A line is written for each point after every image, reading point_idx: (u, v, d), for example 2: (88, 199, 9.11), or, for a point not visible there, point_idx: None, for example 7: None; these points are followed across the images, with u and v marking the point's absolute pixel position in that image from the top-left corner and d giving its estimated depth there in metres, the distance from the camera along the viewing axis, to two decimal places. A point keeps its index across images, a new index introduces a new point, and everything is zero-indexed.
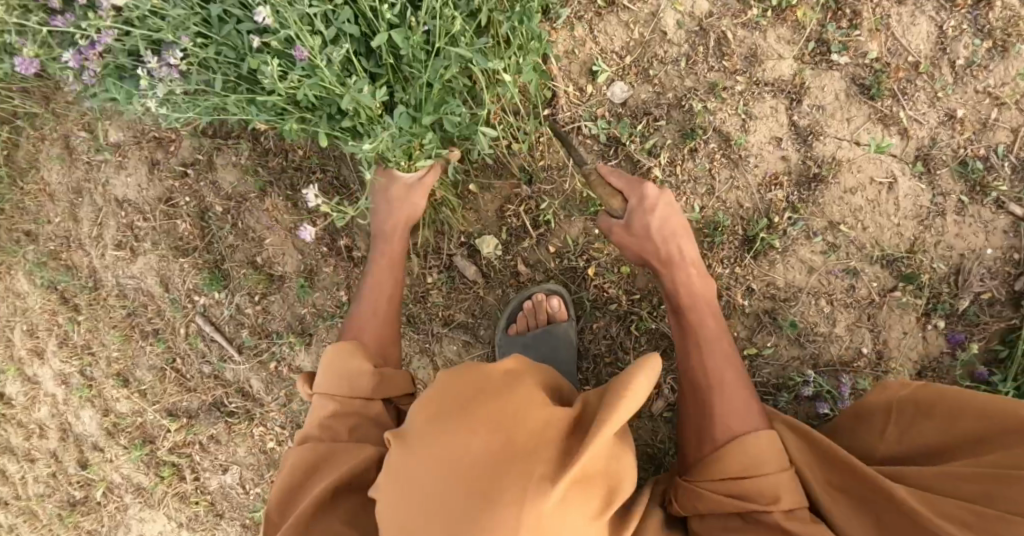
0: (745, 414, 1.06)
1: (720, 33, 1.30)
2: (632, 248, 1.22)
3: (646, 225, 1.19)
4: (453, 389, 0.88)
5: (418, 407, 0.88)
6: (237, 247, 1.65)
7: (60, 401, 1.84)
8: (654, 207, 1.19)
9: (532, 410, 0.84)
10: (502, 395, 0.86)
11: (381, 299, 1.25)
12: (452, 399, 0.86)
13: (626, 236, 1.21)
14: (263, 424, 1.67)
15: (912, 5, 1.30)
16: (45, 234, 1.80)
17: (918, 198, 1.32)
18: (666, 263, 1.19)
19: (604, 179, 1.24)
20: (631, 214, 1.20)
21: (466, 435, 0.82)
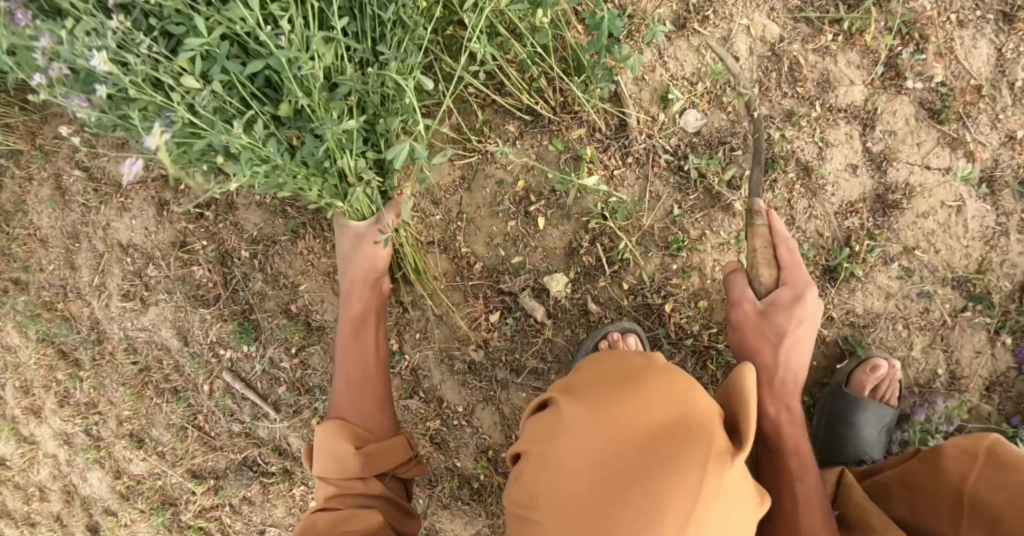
0: None
1: (792, 59, 1.31)
2: (751, 347, 1.19)
3: (779, 327, 1.17)
4: (617, 365, 0.92)
5: (587, 379, 0.92)
6: (268, 295, 1.53)
7: (63, 463, 1.72)
8: (800, 316, 1.16)
9: (702, 393, 0.87)
10: (670, 374, 0.89)
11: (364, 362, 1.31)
12: (618, 373, 0.91)
13: (753, 330, 1.19)
14: (304, 484, 1.57)
15: (972, 28, 1.30)
16: (37, 283, 1.65)
17: (983, 219, 1.32)
18: (780, 389, 1.18)
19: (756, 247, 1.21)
20: (771, 307, 1.18)
21: (636, 402, 0.85)
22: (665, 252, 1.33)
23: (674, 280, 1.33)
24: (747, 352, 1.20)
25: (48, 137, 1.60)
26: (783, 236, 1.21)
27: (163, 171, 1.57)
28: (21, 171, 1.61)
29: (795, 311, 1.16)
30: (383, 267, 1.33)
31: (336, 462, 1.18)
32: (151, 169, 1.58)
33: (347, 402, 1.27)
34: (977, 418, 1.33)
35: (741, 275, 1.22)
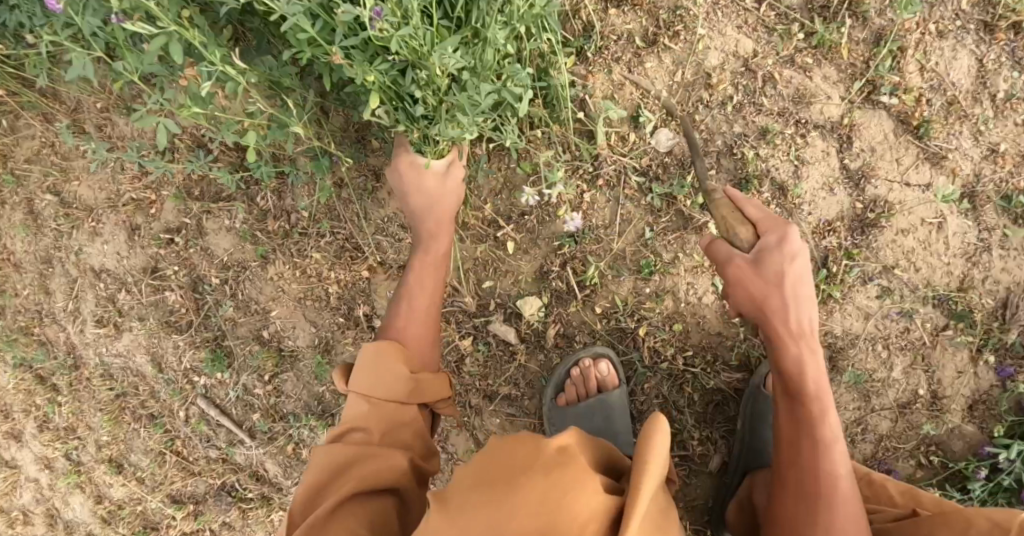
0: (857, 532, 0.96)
1: (767, 73, 1.27)
2: (747, 295, 1.00)
3: (780, 274, 0.99)
4: (501, 453, 0.81)
5: (467, 466, 0.82)
6: (241, 322, 1.51)
7: (45, 487, 1.71)
8: (796, 255, 0.99)
9: (584, 495, 0.76)
10: (552, 471, 0.77)
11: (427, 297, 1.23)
12: (495, 467, 0.79)
13: (751, 277, 1.00)
14: (283, 509, 1.55)
15: (952, 39, 1.27)
16: (13, 308, 1.64)
17: (965, 235, 1.29)
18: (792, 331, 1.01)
19: (734, 203, 1.05)
20: (762, 252, 1.00)
21: (505, 508, 0.75)
22: (637, 276, 1.31)
23: (647, 304, 1.31)
24: (753, 301, 1.01)
25: (17, 160, 1.58)
26: (742, 198, 1.06)
27: (133, 195, 1.55)
28: None
29: (785, 254, 0.99)
30: (454, 208, 1.27)
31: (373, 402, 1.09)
32: (121, 193, 1.56)
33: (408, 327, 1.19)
34: (959, 438, 1.31)
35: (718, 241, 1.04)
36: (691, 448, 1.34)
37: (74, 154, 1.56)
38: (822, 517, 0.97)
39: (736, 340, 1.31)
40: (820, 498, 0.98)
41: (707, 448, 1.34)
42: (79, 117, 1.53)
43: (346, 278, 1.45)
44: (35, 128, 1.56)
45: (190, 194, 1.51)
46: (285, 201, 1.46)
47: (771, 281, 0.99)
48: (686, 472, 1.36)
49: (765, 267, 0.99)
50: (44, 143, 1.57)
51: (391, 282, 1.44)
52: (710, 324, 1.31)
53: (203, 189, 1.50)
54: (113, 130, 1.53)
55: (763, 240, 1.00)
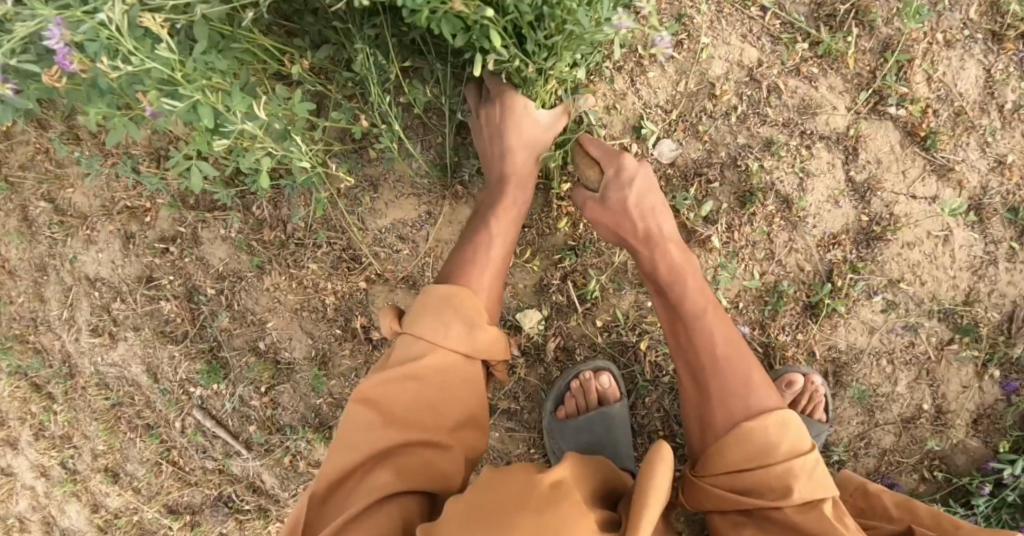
0: (751, 389, 0.97)
1: (772, 83, 1.25)
2: (607, 224, 1.12)
3: (622, 197, 1.09)
4: (496, 486, 0.81)
5: (458, 507, 0.81)
6: (237, 332, 1.49)
7: (42, 494, 1.70)
8: (632, 176, 1.10)
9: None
10: (544, 512, 0.75)
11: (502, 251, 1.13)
12: (490, 501, 0.79)
13: (601, 211, 1.11)
14: (280, 520, 1.54)
15: (961, 48, 1.24)
16: (8, 315, 1.62)
17: (971, 248, 1.27)
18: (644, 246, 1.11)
19: (582, 147, 1.17)
20: (606, 186, 1.11)
21: None
22: (638, 289, 1.30)
23: (649, 318, 1.30)
24: (611, 233, 1.12)
25: (12, 165, 1.55)
26: (588, 138, 1.18)
27: (127, 203, 1.53)
28: None
29: (625, 177, 1.10)
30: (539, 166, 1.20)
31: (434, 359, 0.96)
32: (116, 200, 1.54)
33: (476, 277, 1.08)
34: (963, 453, 1.29)
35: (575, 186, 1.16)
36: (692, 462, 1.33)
37: (68, 160, 1.54)
38: (713, 385, 0.99)
39: None
40: (715, 389, 0.98)
41: None
42: (73, 124, 1.51)
43: (343, 289, 1.43)
44: (30, 134, 1.53)
45: (184, 203, 1.49)
46: (281, 211, 1.43)
47: (616, 206, 1.10)
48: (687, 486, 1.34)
49: (609, 199, 1.10)
50: (39, 149, 1.54)
51: (388, 293, 1.42)
52: None
53: (198, 198, 1.48)
54: (107, 136, 1.50)
55: (605, 175, 1.12)
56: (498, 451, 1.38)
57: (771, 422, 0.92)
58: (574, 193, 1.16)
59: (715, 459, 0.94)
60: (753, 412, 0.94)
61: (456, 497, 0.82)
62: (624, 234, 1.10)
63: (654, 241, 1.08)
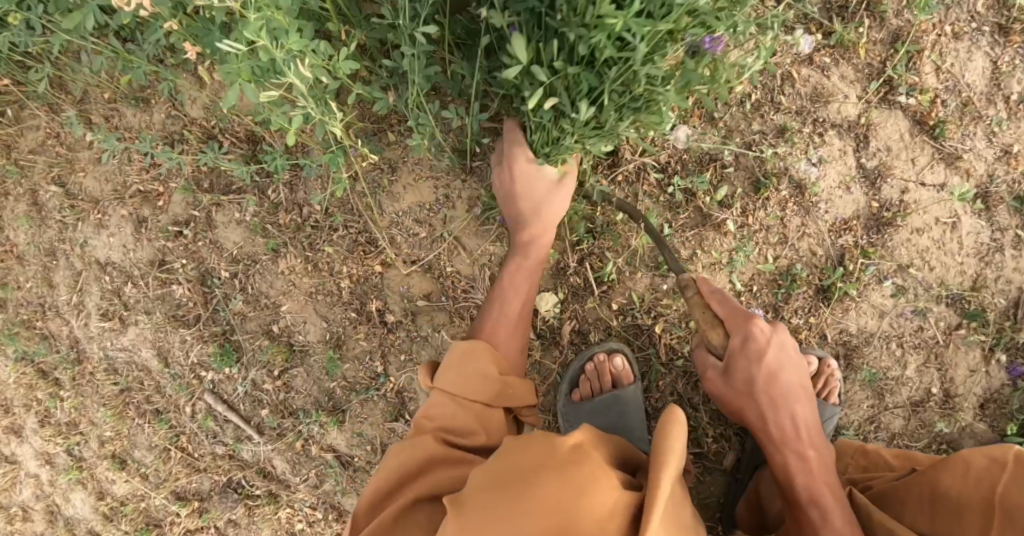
0: None
1: (786, 71, 1.28)
2: (724, 395, 1.15)
3: (747, 374, 1.10)
4: (517, 451, 0.82)
5: (480, 475, 0.81)
6: (250, 316, 1.50)
7: (45, 482, 1.66)
8: (761, 354, 1.09)
9: (601, 491, 0.75)
10: (566, 469, 0.76)
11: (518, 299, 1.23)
12: (510, 472, 0.79)
13: (722, 380, 1.13)
14: (290, 506, 1.53)
15: (968, 41, 1.28)
16: (14, 301, 1.61)
17: (978, 235, 1.30)
18: (776, 436, 1.13)
19: (704, 302, 1.12)
20: (732, 355, 1.10)
21: (521, 508, 0.74)
22: (654, 273, 1.31)
23: (664, 300, 1.32)
24: (737, 412, 1.15)
25: (21, 149, 1.55)
26: (712, 290, 1.13)
27: (140, 187, 1.53)
28: None
29: (754, 349, 1.08)
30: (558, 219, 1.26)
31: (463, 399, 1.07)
32: (128, 184, 1.53)
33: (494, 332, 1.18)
34: (971, 436, 1.32)
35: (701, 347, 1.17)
36: (705, 445, 1.35)
37: (80, 145, 1.54)
38: None
39: None
40: None
41: (721, 444, 1.35)
42: (86, 107, 1.51)
43: (358, 273, 1.44)
44: (40, 118, 1.53)
45: (199, 187, 1.49)
46: (297, 195, 1.45)
47: (739, 383, 1.12)
48: (700, 469, 1.36)
49: (735, 371, 1.11)
50: (49, 134, 1.54)
51: (403, 277, 1.43)
52: None
53: (213, 181, 1.49)
54: (120, 120, 1.50)
55: (729, 341, 1.10)
56: None
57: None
58: (697, 354, 1.17)
59: None
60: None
61: (478, 467, 0.83)
62: (747, 414, 1.14)
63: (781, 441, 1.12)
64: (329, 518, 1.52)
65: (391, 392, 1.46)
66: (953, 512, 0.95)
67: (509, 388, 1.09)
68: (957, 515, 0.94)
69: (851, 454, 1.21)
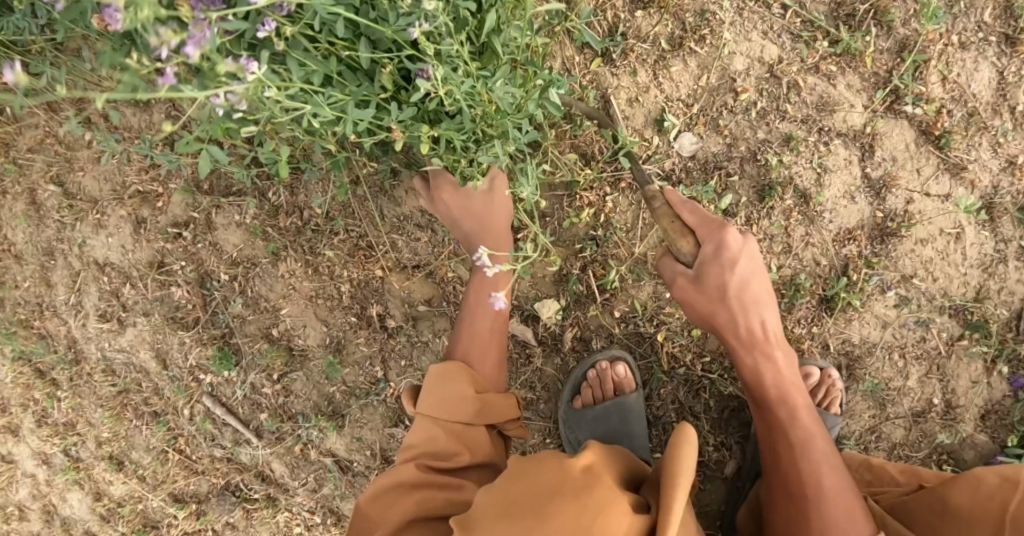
0: (854, 519, 0.99)
1: (792, 79, 1.27)
2: (700, 310, 1.07)
3: (720, 284, 1.04)
4: (528, 471, 0.82)
5: (493, 497, 0.81)
6: (249, 319, 1.49)
7: (42, 482, 1.65)
8: (735, 262, 1.03)
9: (615, 514, 0.75)
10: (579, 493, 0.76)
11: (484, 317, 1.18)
12: (522, 494, 0.79)
13: (695, 289, 1.05)
14: (288, 510, 1.53)
15: (975, 51, 1.27)
16: (12, 300, 1.59)
17: (982, 246, 1.29)
18: (748, 342, 1.09)
19: (675, 211, 1.07)
20: (702, 265, 1.04)
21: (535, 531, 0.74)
22: (657, 281, 1.30)
23: (666, 309, 1.31)
24: (706, 321, 1.08)
25: (20, 147, 1.54)
26: (682, 201, 1.07)
27: (139, 187, 1.51)
28: None
29: (725, 258, 1.03)
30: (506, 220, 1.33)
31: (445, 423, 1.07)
32: (127, 185, 1.52)
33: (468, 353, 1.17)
34: (972, 447, 1.31)
35: (669, 259, 1.09)
36: (706, 454, 1.35)
37: (79, 144, 1.53)
38: (811, 512, 1.01)
39: None
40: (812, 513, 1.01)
41: (722, 453, 1.34)
42: (85, 106, 1.50)
43: (359, 277, 1.43)
44: (38, 117, 1.52)
45: (199, 188, 1.48)
46: (297, 198, 1.43)
47: (711, 292, 1.05)
48: (700, 477, 1.36)
49: (706, 280, 1.05)
50: (48, 132, 1.53)
51: (404, 282, 1.42)
52: None
53: (213, 183, 1.48)
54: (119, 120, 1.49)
55: (701, 250, 1.04)
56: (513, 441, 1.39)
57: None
58: (659, 267, 1.11)
59: None
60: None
61: (490, 488, 0.83)
62: (720, 327, 1.08)
63: (753, 351, 1.08)
64: (327, 522, 1.52)
65: (392, 397, 1.45)
66: (964, 520, 0.98)
67: (487, 405, 1.10)
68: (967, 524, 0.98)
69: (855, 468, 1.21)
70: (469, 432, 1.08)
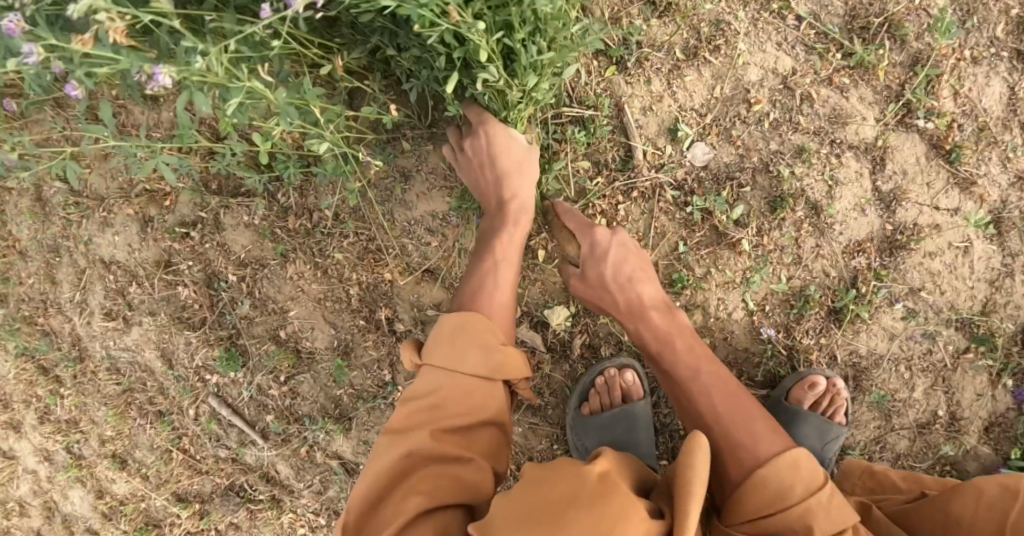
0: (761, 436, 0.98)
1: (805, 91, 1.27)
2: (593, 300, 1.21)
3: (599, 274, 1.18)
4: (542, 479, 0.80)
5: (507, 501, 0.80)
6: (256, 320, 1.49)
7: (44, 479, 1.64)
8: (605, 254, 1.19)
9: (632, 519, 0.75)
10: (595, 498, 0.76)
11: (510, 271, 1.17)
12: (536, 499, 0.78)
13: (584, 287, 1.20)
14: (293, 511, 1.53)
15: (986, 66, 1.28)
16: (16, 296, 1.58)
17: (989, 260, 1.30)
18: (624, 307, 1.18)
19: (560, 218, 1.24)
20: (585, 262, 1.20)
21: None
22: (668, 289, 1.30)
23: None
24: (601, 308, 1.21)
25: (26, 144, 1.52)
26: (565, 209, 1.25)
27: (146, 185, 1.50)
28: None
29: (596, 253, 1.19)
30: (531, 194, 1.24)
31: (458, 384, 0.99)
32: (134, 183, 1.51)
33: (493, 306, 1.12)
34: (975, 459, 1.32)
35: (564, 268, 1.24)
36: None
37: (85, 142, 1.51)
38: (722, 441, 1.01)
39: (764, 357, 1.31)
40: (721, 441, 1.01)
41: None
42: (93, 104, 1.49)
43: (367, 281, 1.43)
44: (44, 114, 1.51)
45: (207, 188, 1.47)
46: (307, 199, 1.43)
47: (593, 282, 1.19)
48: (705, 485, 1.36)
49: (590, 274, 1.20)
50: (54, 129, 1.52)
51: (413, 286, 1.42)
52: (739, 340, 1.31)
53: (222, 182, 1.47)
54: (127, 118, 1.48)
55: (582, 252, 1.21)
56: (519, 447, 1.38)
57: (781, 465, 0.94)
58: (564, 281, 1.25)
59: (741, 504, 0.93)
60: (762, 458, 0.95)
61: (501, 493, 0.82)
62: (608, 308, 1.19)
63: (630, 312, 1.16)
64: (332, 524, 1.52)
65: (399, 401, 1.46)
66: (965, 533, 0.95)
67: (510, 360, 1.03)
68: None
69: (859, 477, 1.20)
70: (481, 393, 1.00)
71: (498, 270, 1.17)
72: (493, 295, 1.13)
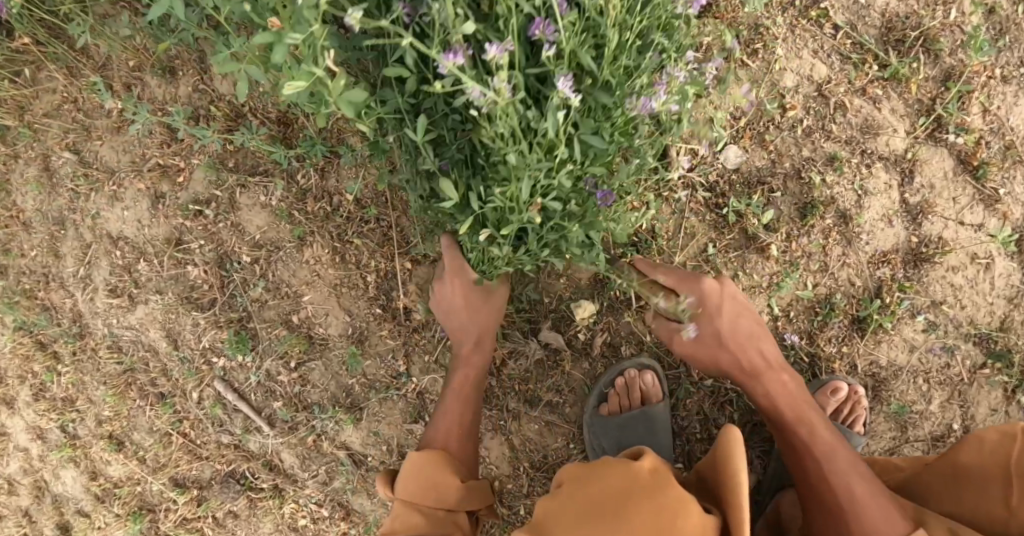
0: (891, 517, 0.97)
1: (839, 100, 1.28)
2: (702, 356, 1.17)
3: (714, 328, 1.14)
4: (592, 483, 0.83)
5: (562, 509, 0.82)
6: (268, 304, 1.45)
7: (35, 458, 1.59)
8: (720, 307, 1.14)
9: (689, 513, 0.77)
10: (649, 496, 0.78)
11: (465, 410, 1.26)
12: (591, 504, 0.80)
13: (693, 343, 1.16)
14: (295, 501, 1.49)
15: (1017, 85, 1.29)
16: (17, 268, 1.53)
17: (1010, 277, 1.31)
18: (750, 373, 1.15)
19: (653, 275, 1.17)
20: (694, 317, 1.15)
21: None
22: None
23: None
24: (713, 364, 1.17)
25: (33, 110, 1.47)
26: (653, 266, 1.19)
27: (160, 160, 1.47)
28: (5, 148, 1.48)
29: (710, 306, 1.14)
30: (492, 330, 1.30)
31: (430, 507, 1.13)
32: (147, 157, 1.47)
33: (455, 443, 1.22)
34: None
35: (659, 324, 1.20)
36: None
37: (98, 113, 1.47)
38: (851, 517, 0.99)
39: (786, 363, 1.31)
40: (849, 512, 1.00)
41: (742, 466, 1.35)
42: (109, 74, 1.45)
43: (387, 269, 1.41)
44: (57, 81, 1.46)
45: (223, 166, 1.44)
46: (328, 182, 1.41)
47: (708, 340, 1.15)
48: None
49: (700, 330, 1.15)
50: (66, 98, 1.47)
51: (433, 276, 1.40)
52: None
53: (240, 161, 1.44)
54: (143, 90, 1.44)
55: (689, 303, 1.15)
56: (534, 444, 1.36)
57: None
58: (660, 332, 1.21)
59: None
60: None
61: (553, 501, 0.84)
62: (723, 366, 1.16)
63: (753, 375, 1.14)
64: (335, 516, 1.49)
65: (412, 393, 1.43)
66: (976, 484, 1.00)
67: (469, 494, 1.16)
68: (980, 487, 1.00)
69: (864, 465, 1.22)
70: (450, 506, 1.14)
71: (454, 413, 1.26)
72: (457, 429, 1.24)
